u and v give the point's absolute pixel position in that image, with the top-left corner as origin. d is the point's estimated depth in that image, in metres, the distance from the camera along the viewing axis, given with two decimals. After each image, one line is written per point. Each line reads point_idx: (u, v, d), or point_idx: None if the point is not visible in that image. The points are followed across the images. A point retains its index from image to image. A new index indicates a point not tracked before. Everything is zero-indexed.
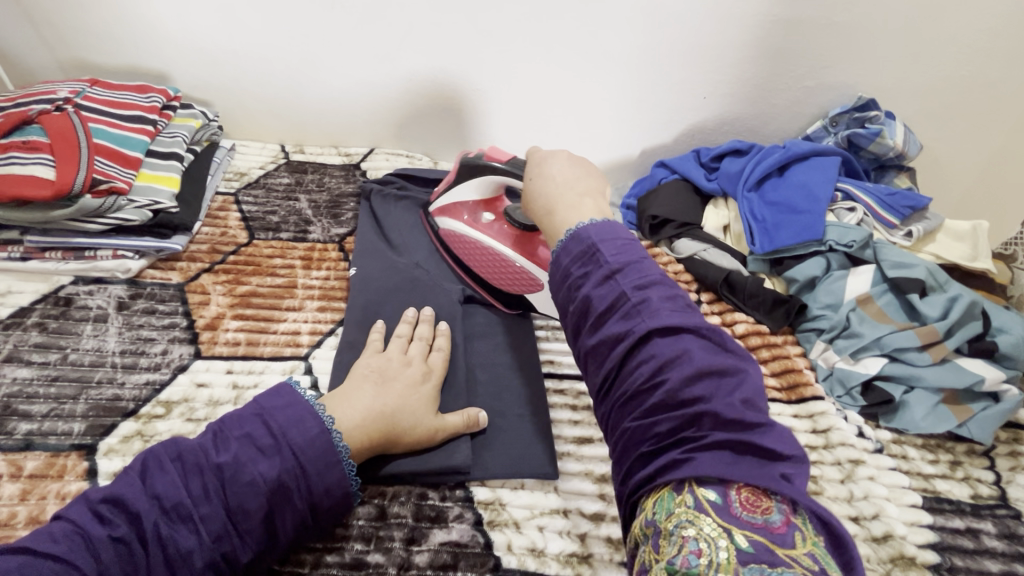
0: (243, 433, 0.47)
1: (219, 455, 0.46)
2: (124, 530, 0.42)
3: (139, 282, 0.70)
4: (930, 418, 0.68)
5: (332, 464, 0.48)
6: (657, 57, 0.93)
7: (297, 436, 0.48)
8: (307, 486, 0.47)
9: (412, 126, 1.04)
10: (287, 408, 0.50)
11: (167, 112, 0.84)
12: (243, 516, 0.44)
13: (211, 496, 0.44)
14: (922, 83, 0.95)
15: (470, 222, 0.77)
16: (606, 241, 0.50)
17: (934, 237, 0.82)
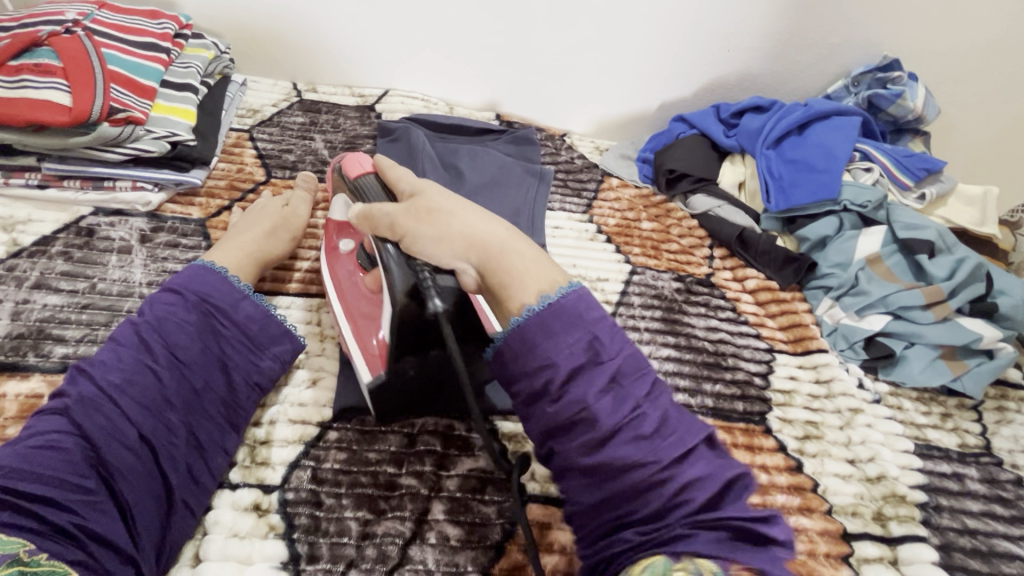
0: (150, 301, 0.52)
1: (142, 317, 0.50)
2: (80, 392, 0.45)
3: (160, 215, 0.70)
4: (927, 372, 0.71)
5: (243, 298, 0.54)
6: (684, 6, 0.91)
7: (198, 283, 0.53)
8: (230, 316, 0.53)
9: (427, 68, 1.00)
10: (181, 273, 0.54)
11: (178, 40, 0.80)
12: (185, 350, 0.49)
13: (153, 347, 0.49)
14: (949, 44, 0.94)
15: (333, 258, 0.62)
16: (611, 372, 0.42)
17: (947, 201, 0.84)
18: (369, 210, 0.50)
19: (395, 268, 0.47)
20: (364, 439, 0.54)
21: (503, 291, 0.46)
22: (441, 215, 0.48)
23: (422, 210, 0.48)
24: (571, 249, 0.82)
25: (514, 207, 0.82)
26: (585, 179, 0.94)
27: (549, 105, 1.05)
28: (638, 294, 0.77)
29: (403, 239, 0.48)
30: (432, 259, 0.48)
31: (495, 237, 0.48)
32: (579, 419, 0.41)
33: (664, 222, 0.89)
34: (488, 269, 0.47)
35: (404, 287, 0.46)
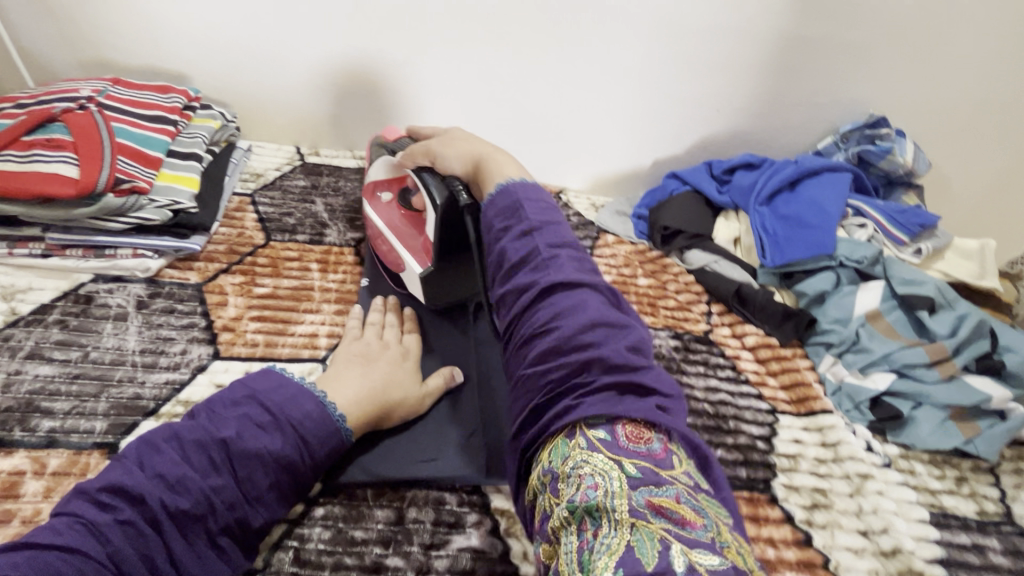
0: (240, 414, 0.49)
1: (221, 431, 0.48)
2: (130, 514, 0.43)
3: (158, 281, 0.71)
4: (936, 434, 0.69)
5: (331, 432, 0.52)
6: (671, 70, 0.95)
7: (297, 409, 0.51)
8: (310, 455, 0.50)
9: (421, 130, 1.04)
10: (280, 388, 0.52)
11: (187, 112, 0.84)
12: (251, 484, 0.47)
13: (220, 470, 0.46)
14: (932, 101, 0.96)
15: (372, 202, 0.79)
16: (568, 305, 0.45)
17: (943, 255, 0.83)
18: (422, 145, 0.69)
19: (433, 185, 0.65)
20: (350, 516, 0.52)
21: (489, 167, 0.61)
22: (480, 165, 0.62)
23: (453, 139, 0.68)
24: None
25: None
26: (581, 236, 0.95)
27: (545, 164, 1.08)
28: None
29: (436, 162, 0.67)
30: (454, 169, 0.65)
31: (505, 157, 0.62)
32: (526, 286, 0.47)
33: (661, 278, 0.89)
34: (483, 164, 0.62)
35: (443, 197, 0.64)
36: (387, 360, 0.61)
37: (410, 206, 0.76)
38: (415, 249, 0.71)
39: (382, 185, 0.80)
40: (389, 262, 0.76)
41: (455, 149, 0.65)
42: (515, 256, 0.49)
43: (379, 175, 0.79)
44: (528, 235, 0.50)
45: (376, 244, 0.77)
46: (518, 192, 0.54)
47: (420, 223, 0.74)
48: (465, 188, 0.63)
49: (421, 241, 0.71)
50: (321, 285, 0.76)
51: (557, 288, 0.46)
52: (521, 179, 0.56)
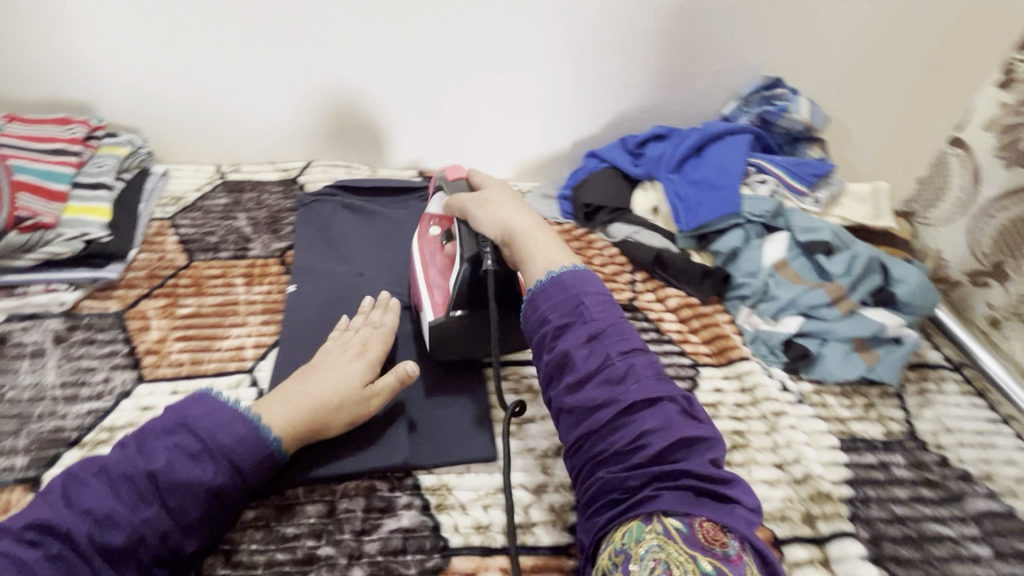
0: (169, 444, 0.50)
1: (149, 462, 0.48)
2: (59, 548, 0.44)
3: (75, 314, 0.70)
4: (843, 366, 0.74)
5: (264, 453, 0.52)
6: (575, 53, 0.97)
7: (226, 434, 0.51)
8: (242, 478, 0.51)
9: (346, 136, 1.04)
10: (209, 416, 0.52)
11: (90, 142, 0.83)
12: (182, 514, 0.48)
13: (149, 501, 0.47)
14: (823, 58, 1.01)
15: (420, 235, 0.72)
16: (589, 296, 0.54)
17: (840, 201, 0.89)
18: (449, 201, 0.67)
19: (466, 240, 0.64)
20: (282, 514, 0.54)
21: (524, 260, 0.59)
22: (517, 237, 0.60)
23: (481, 199, 0.65)
24: None
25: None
26: None
27: (466, 157, 1.09)
28: None
29: (466, 219, 0.65)
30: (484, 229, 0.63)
31: (541, 240, 0.60)
32: (564, 362, 0.51)
33: (586, 253, 0.92)
34: (513, 239, 0.60)
35: (470, 256, 0.62)
36: (325, 369, 0.60)
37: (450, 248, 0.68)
38: (434, 300, 0.65)
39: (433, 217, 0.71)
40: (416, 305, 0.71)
41: (490, 211, 0.63)
42: (580, 358, 0.51)
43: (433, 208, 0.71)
44: (585, 329, 0.52)
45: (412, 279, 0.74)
46: (578, 281, 0.55)
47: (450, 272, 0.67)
48: (493, 254, 0.62)
49: (443, 289, 0.65)
50: (245, 299, 0.76)
51: (639, 403, 0.48)
52: (573, 267, 0.56)
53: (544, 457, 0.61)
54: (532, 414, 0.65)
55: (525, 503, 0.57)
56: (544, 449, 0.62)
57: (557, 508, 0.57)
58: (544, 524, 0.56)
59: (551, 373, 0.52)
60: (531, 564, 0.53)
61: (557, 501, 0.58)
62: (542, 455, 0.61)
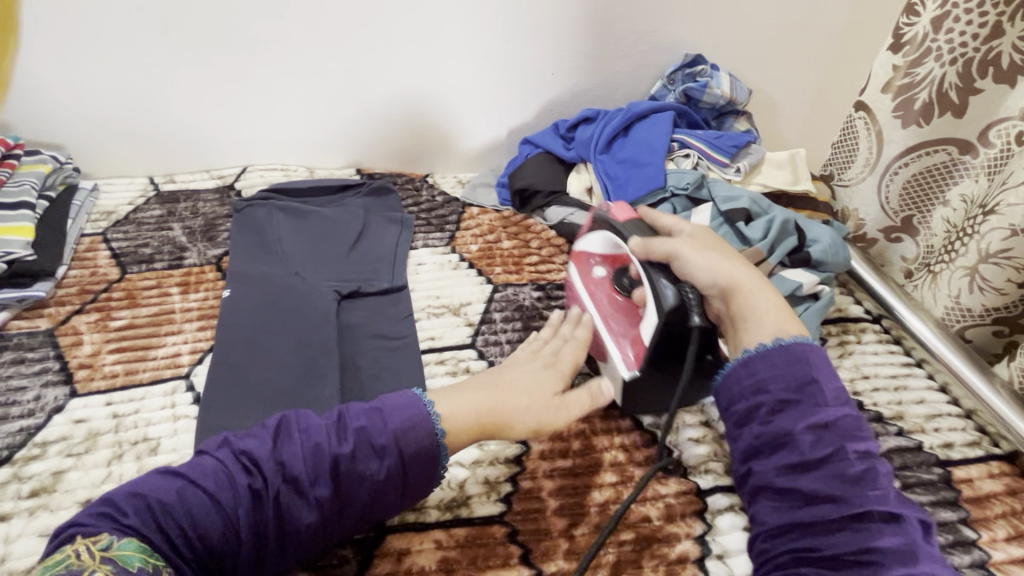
0: (360, 429, 0.48)
1: (340, 445, 0.47)
2: (188, 505, 0.44)
3: (5, 334, 0.70)
4: None
5: (428, 465, 0.49)
6: (500, 42, 0.98)
7: (400, 418, 0.49)
8: (409, 480, 0.48)
9: (392, 149, 1.09)
10: (409, 419, 0.49)
11: (9, 161, 0.82)
12: (296, 512, 0.45)
13: (322, 479, 0.46)
14: (741, 33, 1.05)
15: (582, 274, 0.70)
16: (823, 370, 0.46)
17: (760, 169, 0.93)
18: (647, 240, 0.58)
19: (654, 280, 0.57)
20: None
21: (744, 324, 0.52)
22: (740, 294, 0.53)
23: (695, 243, 0.57)
24: (435, 280, 0.85)
25: (376, 271, 0.83)
26: (447, 213, 0.99)
27: (406, 152, 1.10)
28: (500, 310, 0.81)
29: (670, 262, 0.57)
30: (694, 280, 0.55)
31: (761, 298, 0.53)
32: (783, 440, 0.45)
33: (524, 237, 0.95)
34: (736, 295, 0.54)
35: (670, 303, 0.55)
36: (514, 375, 0.57)
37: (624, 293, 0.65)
38: (626, 355, 0.61)
39: (595, 255, 0.70)
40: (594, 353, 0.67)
41: (708, 259, 0.55)
42: (805, 442, 0.44)
43: (593, 247, 0.70)
44: (810, 414, 0.45)
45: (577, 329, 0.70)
46: (808, 351, 0.47)
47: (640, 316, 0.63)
48: (699, 303, 0.55)
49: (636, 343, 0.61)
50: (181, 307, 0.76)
51: (870, 514, 0.41)
52: (801, 338, 0.49)
53: None
54: None
55: (462, 479, 0.60)
56: None
57: (492, 480, 0.60)
58: (480, 496, 0.58)
59: (755, 445, 0.46)
60: (466, 534, 0.55)
61: (492, 473, 0.60)
62: None
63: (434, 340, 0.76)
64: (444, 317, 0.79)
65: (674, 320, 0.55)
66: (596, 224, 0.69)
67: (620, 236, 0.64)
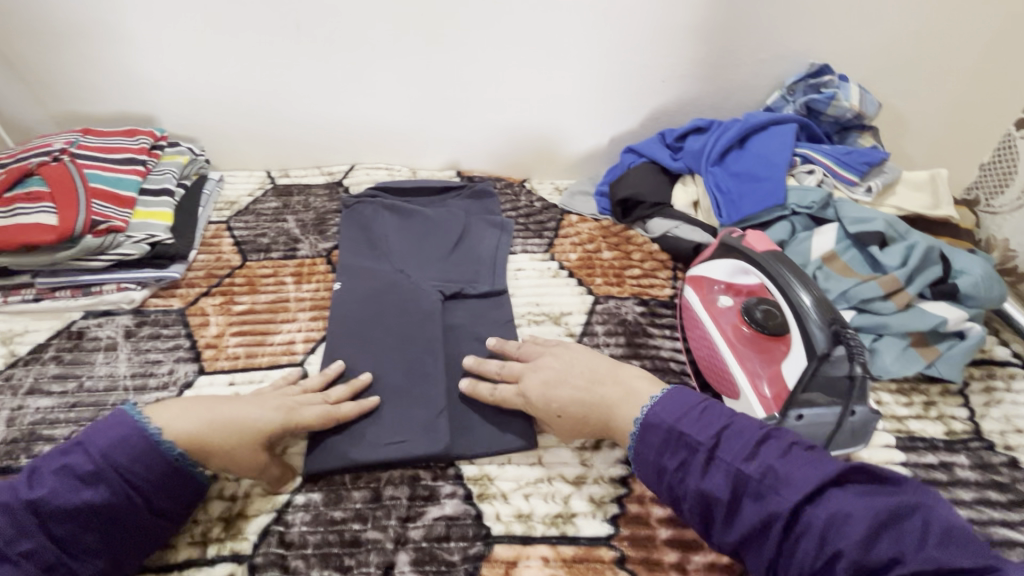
0: (69, 462, 0.47)
1: (65, 479, 0.46)
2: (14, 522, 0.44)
3: (143, 311, 0.76)
4: (899, 362, 0.70)
5: (182, 475, 0.50)
6: (613, 48, 0.95)
7: (111, 440, 0.48)
8: (159, 496, 0.49)
9: (524, 164, 1.11)
10: (110, 437, 0.48)
11: (155, 151, 0.90)
12: (78, 534, 0.45)
13: (65, 512, 0.45)
14: (875, 42, 0.96)
15: (708, 301, 0.72)
16: (683, 420, 0.51)
17: (894, 189, 0.85)
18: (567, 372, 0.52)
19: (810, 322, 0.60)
20: (330, 499, 0.56)
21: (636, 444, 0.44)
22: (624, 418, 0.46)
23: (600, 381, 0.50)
24: (533, 287, 0.84)
25: (473, 277, 0.82)
26: (545, 220, 0.98)
27: (508, 157, 1.10)
28: (600, 323, 0.79)
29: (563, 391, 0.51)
30: None
31: None
32: (718, 494, 0.46)
33: (625, 249, 0.92)
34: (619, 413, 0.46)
35: (824, 347, 0.58)
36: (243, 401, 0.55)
37: (751, 324, 0.64)
38: (764, 393, 0.61)
39: (719, 282, 0.72)
40: (718, 386, 0.68)
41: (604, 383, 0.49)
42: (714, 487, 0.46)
43: (717, 274, 0.72)
44: (783, 510, 0.43)
45: (699, 357, 0.71)
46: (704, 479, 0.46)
47: (773, 350, 0.63)
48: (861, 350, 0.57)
49: (776, 385, 0.61)
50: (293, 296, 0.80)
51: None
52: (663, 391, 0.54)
53: (584, 450, 0.61)
54: None
55: (566, 495, 0.58)
56: (584, 441, 0.62)
57: (598, 500, 0.57)
58: (586, 515, 0.56)
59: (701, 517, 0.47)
60: (573, 554, 0.53)
61: (598, 493, 0.58)
62: (582, 448, 0.61)
63: None
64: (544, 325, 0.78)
65: (824, 361, 0.57)
66: (719, 252, 0.74)
67: (754, 267, 0.68)
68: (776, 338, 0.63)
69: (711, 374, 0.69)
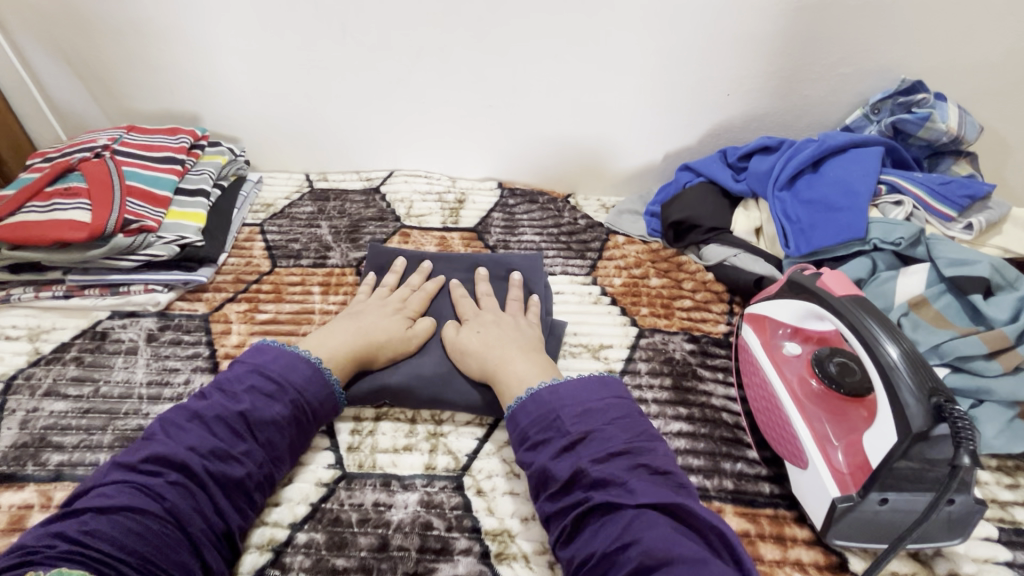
0: (248, 385, 0.52)
1: (237, 405, 0.51)
2: (178, 476, 0.46)
3: (168, 314, 0.74)
4: (1004, 436, 0.59)
5: (330, 390, 0.56)
6: (674, 59, 0.87)
7: (279, 364, 0.54)
8: (315, 413, 0.55)
9: (568, 177, 1.05)
10: (277, 359, 0.55)
11: (195, 151, 0.89)
12: (272, 446, 0.51)
13: (242, 438, 0.50)
14: (980, 57, 0.84)
15: (772, 346, 0.64)
16: (576, 403, 0.51)
17: (1000, 229, 0.74)
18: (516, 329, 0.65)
19: (903, 390, 0.46)
20: (333, 542, 0.51)
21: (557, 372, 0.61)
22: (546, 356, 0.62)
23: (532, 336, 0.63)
24: (572, 313, 0.77)
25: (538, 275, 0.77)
26: (588, 239, 0.91)
27: (553, 169, 1.04)
28: (644, 359, 0.71)
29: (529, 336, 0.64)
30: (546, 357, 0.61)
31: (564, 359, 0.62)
32: (546, 475, 0.49)
33: (675, 276, 0.84)
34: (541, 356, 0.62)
35: (920, 426, 0.45)
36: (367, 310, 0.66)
37: (823, 380, 0.58)
38: (836, 464, 0.52)
39: (785, 327, 0.64)
40: (775, 446, 0.59)
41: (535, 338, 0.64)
42: (556, 469, 0.48)
43: (784, 317, 0.63)
44: (560, 441, 0.49)
45: (755, 407, 0.63)
46: (547, 389, 0.53)
47: (848, 414, 0.56)
48: (972, 439, 0.42)
49: (852, 456, 0.52)
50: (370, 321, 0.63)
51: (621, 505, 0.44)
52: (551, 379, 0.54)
53: None
54: None
55: None
56: None
57: None
58: None
59: (536, 487, 0.50)
60: None
61: None
62: None
63: None
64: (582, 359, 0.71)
65: (920, 442, 0.45)
66: (787, 290, 0.63)
67: (829, 312, 0.56)
68: (853, 400, 0.57)
69: (768, 430, 0.60)
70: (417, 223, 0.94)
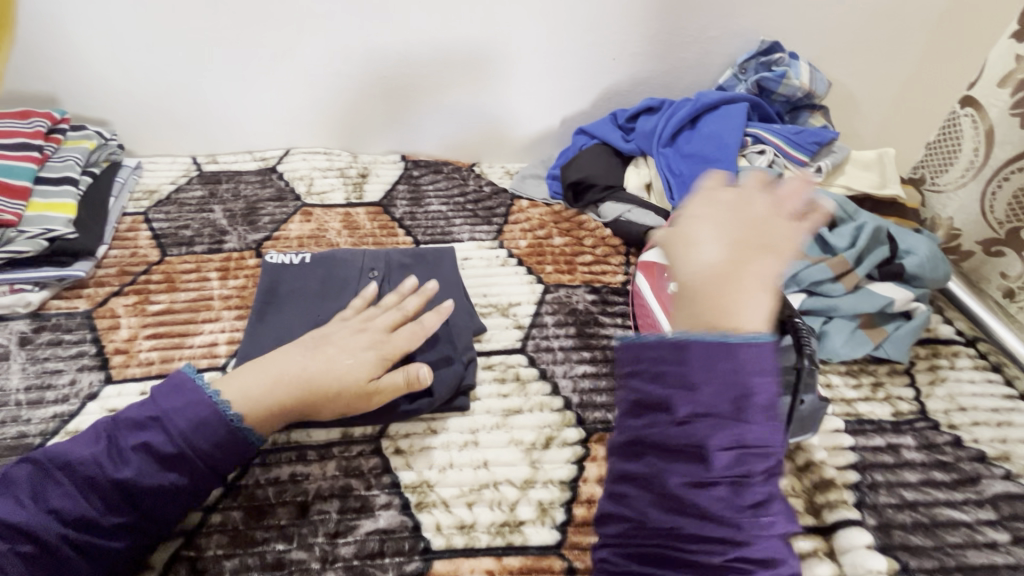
0: (138, 442, 0.48)
1: (117, 469, 0.47)
2: (29, 545, 0.44)
3: (42, 314, 0.68)
4: (849, 344, 0.69)
5: (220, 440, 0.49)
6: (559, 25, 0.90)
7: (184, 418, 0.49)
8: (216, 468, 0.50)
9: (471, 147, 1.06)
10: (178, 400, 0.50)
11: (55, 136, 0.81)
12: (158, 510, 0.47)
13: (119, 506, 0.46)
14: (826, 19, 0.95)
15: (660, 288, 0.69)
16: (752, 372, 0.39)
17: (844, 169, 0.86)
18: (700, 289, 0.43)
19: None
20: (251, 517, 0.51)
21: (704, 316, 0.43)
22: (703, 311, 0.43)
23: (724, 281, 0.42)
24: (480, 276, 0.80)
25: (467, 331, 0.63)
26: (494, 206, 0.94)
27: (454, 141, 1.04)
28: (551, 313, 0.75)
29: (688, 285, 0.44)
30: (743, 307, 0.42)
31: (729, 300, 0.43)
32: (689, 429, 0.39)
33: (577, 234, 0.88)
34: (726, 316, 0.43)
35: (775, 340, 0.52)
36: (339, 344, 0.57)
37: None
38: None
39: None
40: None
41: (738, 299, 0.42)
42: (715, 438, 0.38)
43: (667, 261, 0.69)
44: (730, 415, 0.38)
45: None
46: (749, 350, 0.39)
47: None
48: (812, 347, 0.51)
49: None
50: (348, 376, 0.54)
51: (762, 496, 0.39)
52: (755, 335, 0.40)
53: (531, 450, 0.58)
54: (518, 405, 0.62)
55: (512, 500, 0.54)
56: (531, 440, 0.59)
57: (545, 505, 0.54)
58: (531, 521, 0.53)
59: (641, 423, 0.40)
60: (519, 565, 0.50)
61: (546, 496, 0.55)
62: (529, 448, 0.58)
63: (481, 342, 0.69)
64: (491, 317, 0.73)
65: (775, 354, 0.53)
66: None
67: None
68: None
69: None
70: (320, 201, 0.92)
